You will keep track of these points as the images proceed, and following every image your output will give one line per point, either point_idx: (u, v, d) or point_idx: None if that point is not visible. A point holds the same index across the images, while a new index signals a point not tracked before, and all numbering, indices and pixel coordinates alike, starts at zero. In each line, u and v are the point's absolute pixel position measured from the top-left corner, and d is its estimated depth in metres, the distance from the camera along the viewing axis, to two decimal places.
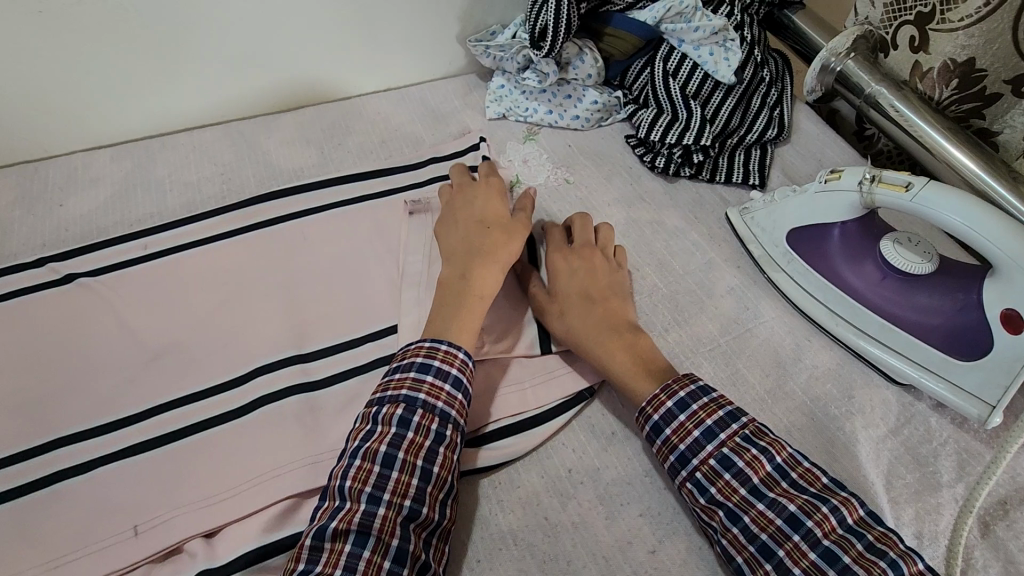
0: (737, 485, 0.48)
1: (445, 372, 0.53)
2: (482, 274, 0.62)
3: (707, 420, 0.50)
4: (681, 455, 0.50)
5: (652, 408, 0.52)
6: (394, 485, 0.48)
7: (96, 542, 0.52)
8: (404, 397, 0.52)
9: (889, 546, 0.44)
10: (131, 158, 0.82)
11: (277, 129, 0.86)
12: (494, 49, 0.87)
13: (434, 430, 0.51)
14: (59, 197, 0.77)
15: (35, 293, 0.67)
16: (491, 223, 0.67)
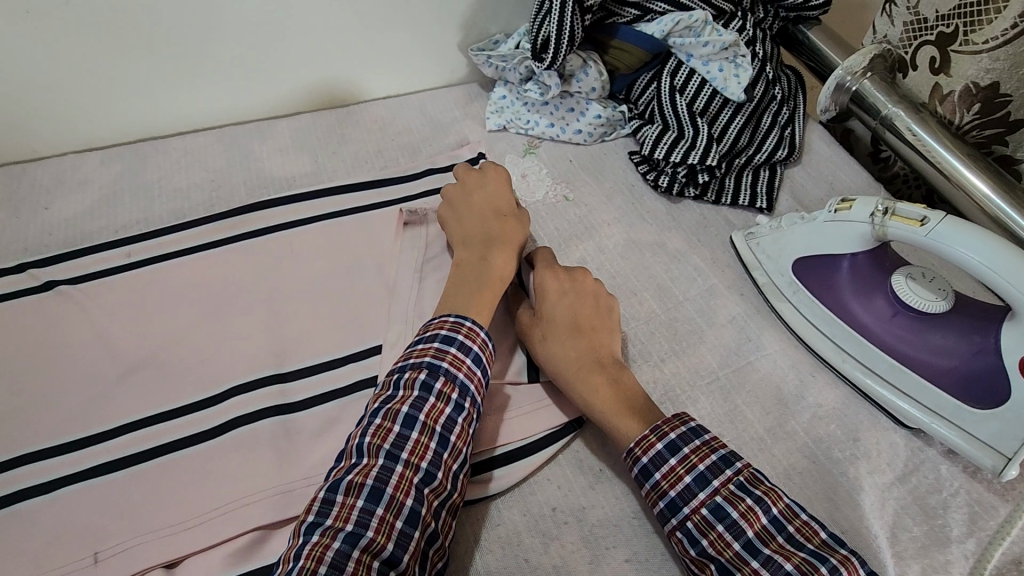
0: (730, 539, 0.45)
1: (468, 346, 0.54)
2: (499, 258, 0.63)
3: (699, 464, 0.48)
4: (671, 502, 0.48)
5: (640, 449, 0.50)
6: (412, 447, 0.49)
7: (53, 569, 0.49)
8: (427, 364, 0.52)
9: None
10: (122, 162, 0.80)
11: (271, 135, 0.84)
12: (497, 58, 0.85)
13: (454, 399, 0.51)
14: (45, 199, 0.76)
15: (12, 300, 0.65)
16: (503, 210, 0.68)
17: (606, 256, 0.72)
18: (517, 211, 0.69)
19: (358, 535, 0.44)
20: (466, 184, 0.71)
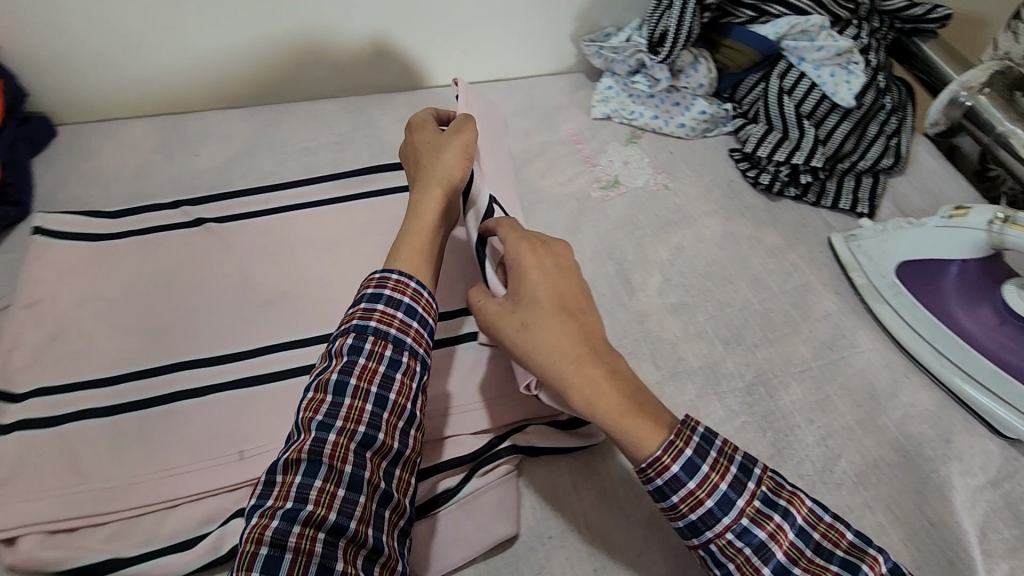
0: (759, 563, 0.43)
1: (397, 300, 0.51)
2: (420, 203, 0.58)
3: (722, 484, 0.43)
4: (692, 526, 0.44)
5: (654, 473, 0.44)
6: (347, 414, 0.46)
7: (208, 461, 0.56)
8: (354, 327, 0.49)
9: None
10: (258, 119, 0.87)
11: (390, 107, 0.91)
12: (608, 49, 0.88)
13: (388, 356, 0.48)
14: (193, 147, 0.84)
15: (169, 231, 0.73)
16: (422, 151, 0.62)
17: (703, 245, 0.74)
18: (441, 139, 0.62)
19: (297, 510, 0.42)
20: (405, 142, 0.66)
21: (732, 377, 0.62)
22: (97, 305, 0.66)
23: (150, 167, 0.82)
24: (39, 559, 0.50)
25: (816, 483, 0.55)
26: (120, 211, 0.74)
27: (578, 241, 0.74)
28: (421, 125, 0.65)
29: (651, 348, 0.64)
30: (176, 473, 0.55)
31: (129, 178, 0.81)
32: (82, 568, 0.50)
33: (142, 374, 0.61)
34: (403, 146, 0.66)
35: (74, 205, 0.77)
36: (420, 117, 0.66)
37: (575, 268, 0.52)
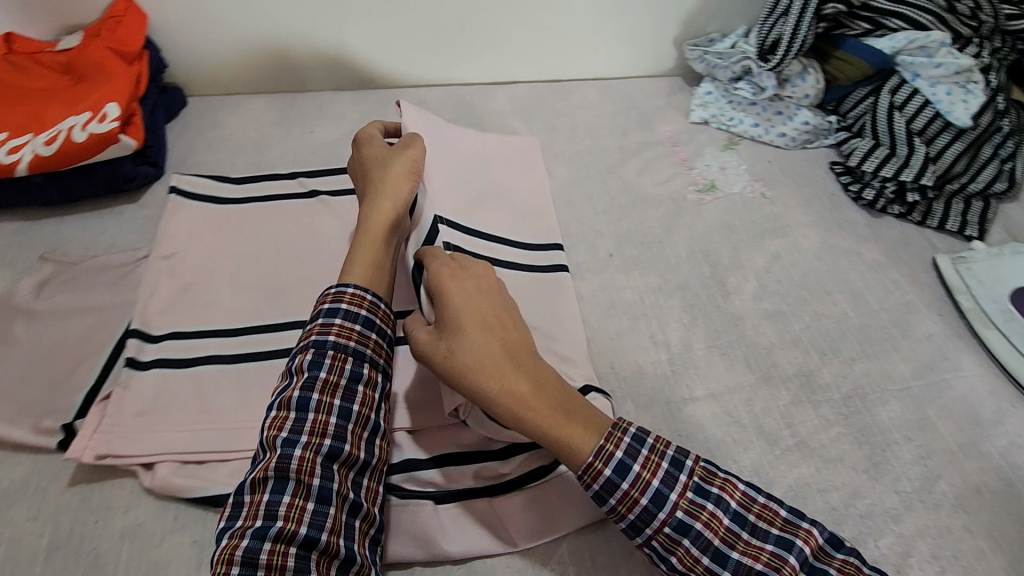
0: (698, 553, 0.46)
1: (354, 313, 0.53)
2: (367, 220, 0.58)
3: (653, 481, 0.46)
4: (632, 525, 0.47)
5: (590, 478, 0.47)
6: (312, 428, 0.48)
7: None
8: (313, 343, 0.51)
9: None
10: (369, 103, 0.93)
11: (494, 99, 0.94)
12: (711, 56, 0.89)
13: (348, 369, 0.51)
14: (310, 125, 0.90)
15: (286, 200, 0.78)
16: (371, 164, 0.62)
17: (800, 255, 0.74)
18: (389, 154, 0.62)
19: (268, 526, 0.44)
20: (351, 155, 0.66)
21: (828, 387, 0.62)
22: (223, 263, 0.72)
23: (270, 140, 0.88)
24: (175, 485, 0.55)
25: (914, 500, 0.55)
26: (245, 178, 0.81)
27: (674, 241, 0.76)
28: (369, 139, 0.65)
29: (745, 351, 0.65)
30: None
31: (251, 149, 0.87)
32: (209, 498, 0.55)
33: (261, 328, 0.66)
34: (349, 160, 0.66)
35: (203, 170, 0.84)
36: (370, 129, 0.67)
37: (499, 288, 0.54)
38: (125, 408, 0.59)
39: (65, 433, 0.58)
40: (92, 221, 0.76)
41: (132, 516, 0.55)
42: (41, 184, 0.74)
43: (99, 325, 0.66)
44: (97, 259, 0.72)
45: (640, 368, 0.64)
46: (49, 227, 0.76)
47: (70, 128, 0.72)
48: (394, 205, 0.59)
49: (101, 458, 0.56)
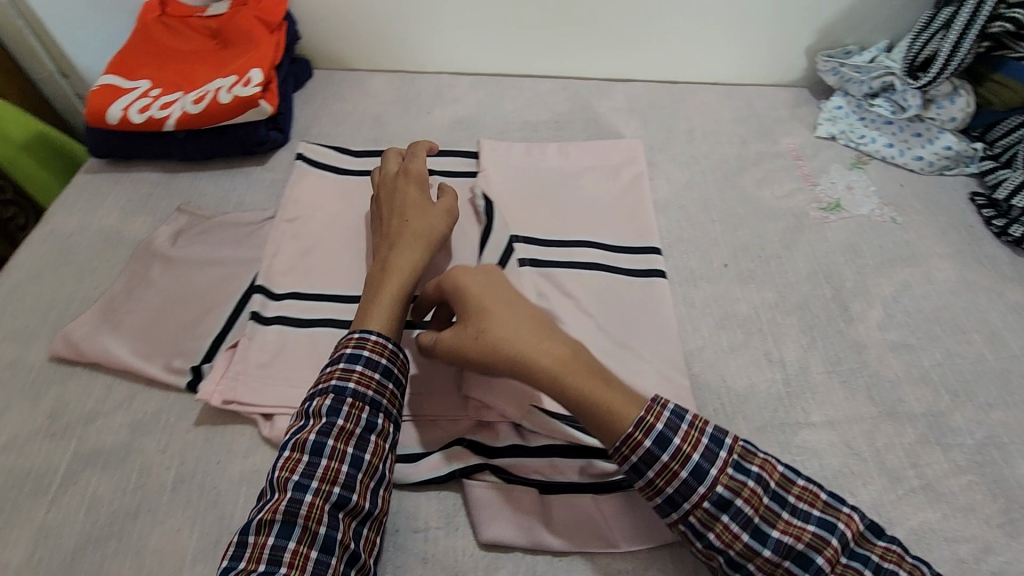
0: (737, 530, 0.46)
1: (375, 361, 0.54)
2: (396, 261, 0.60)
3: (694, 455, 0.47)
4: (669, 499, 0.48)
5: (629, 450, 0.48)
6: (323, 474, 0.48)
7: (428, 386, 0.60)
8: (333, 388, 0.52)
9: (896, 565, 0.45)
10: (485, 89, 0.94)
11: (610, 96, 0.93)
12: (848, 68, 0.85)
13: (364, 418, 0.52)
14: (427, 107, 0.92)
15: None
16: (409, 208, 0.65)
17: (934, 287, 0.69)
18: (424, 204, 0.66)
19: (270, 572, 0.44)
20: (383, 188, 0.69)
21: (960, 431, 0.58)
22: (342, 231, 0.74)
23: (389, 118, 0.90)
24: None
25: None
26: (364, 152, 0.83)
27: (793, 257, 0.72)
28: (407, 178, 0.68)
29: (868, 382, 0.62)
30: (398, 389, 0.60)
31: (370, 125, 0.89)
32: None
33: None
34: (377, 195, 0.69)
35: (325, 140, 0.87)
36: (406, 168, 0.69)
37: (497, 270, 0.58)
38: (250, 358, 0.61)
39: (194, 375, 0.61)
40: (224, 179, 0.81)
41: (249, 462, 0.57)
42: (183, 139, 0.79)
43: (227, 278, 0.69)
44: (228, 216, 0.75)
45: (754, 384, 0.62)
46: (185, 182, 0.80)
47: (218, 90, 0.76)
48: (422, 254, 0.61)
49: (227, 402, 0.59)
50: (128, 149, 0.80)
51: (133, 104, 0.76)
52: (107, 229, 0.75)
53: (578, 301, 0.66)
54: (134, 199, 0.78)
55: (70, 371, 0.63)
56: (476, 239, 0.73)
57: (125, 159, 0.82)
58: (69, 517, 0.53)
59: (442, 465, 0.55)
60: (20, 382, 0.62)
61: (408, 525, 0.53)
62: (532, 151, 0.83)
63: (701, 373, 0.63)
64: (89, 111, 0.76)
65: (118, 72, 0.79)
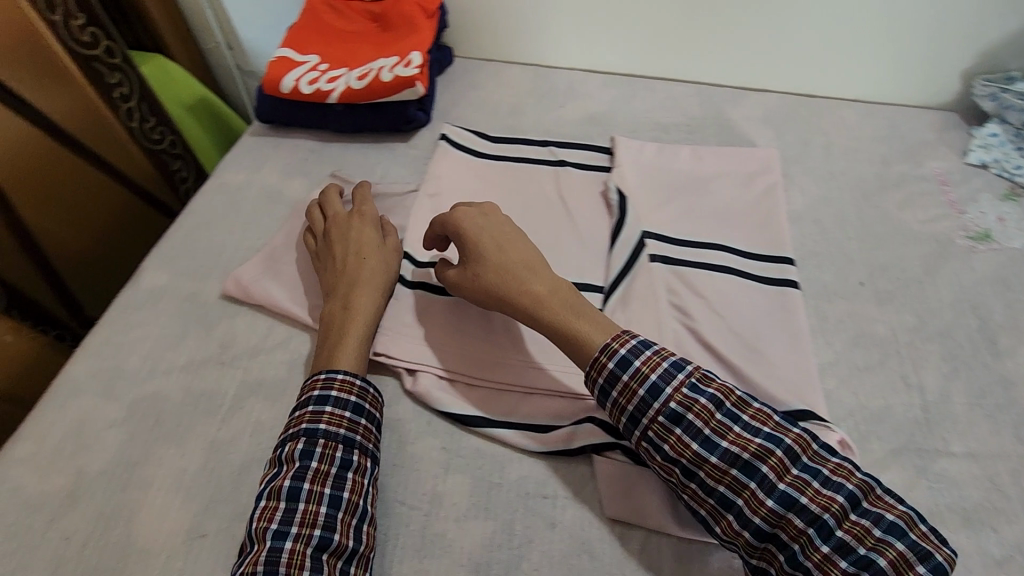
0: (688, 440, 0.51)
1: (344, 400, 0.56)
2: (358, 302, 0.63)
3: (652, 375, 0.53)
4: (631, 417, 0.54)
5: (596, 372, 0.55)
6: (301, 519, 0.50)
7: (562, 366, 0.61)
8: (304, 432, 0.54)
9: (845, 478, 0.48)
10: (617, 88, 0.96)
11: (744, 104, 0.92)
12: (1010, 94, 0.82)
13: (338, 457, 0.54)
14: (561, 100, 0.94)
15: (534, 164, 0.83)
16: (364, 248, 0.67)
17: None
18: (377, 241, 0.68)
19: None
20: (336, 225, 0.70)
21: None
22: None
23: (524, 108, 0.93)
24: (433, 396, 0.61)
25: None
26: (500, 138, 0.86)
27: (936, 284, 0.70)
28: (360, 217, 0.70)
29: (1015, 419, 0.59)
30: (534, 366, 0.62)
31: (506, 114, 0.93)
32: (459, 416, 0.60)
33: None
34: (327, 229, 0.70)
35: (463, 124, 0.91)
36: (359, 209, 0.71)
37: (501, 216, 0.65)
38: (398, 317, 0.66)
39: None
40: (371, 152, 0.87)
41: (394, 410, 0.62)
42: (341, 111, 0.85)
43: None
44: (377, 186, 0.81)
45: (889, 406, 0.61)
46: (336, 150, 0.87)
47: (380, 69, 0.82)
48: (378, 296, 0.64)
49: (376, 354, 0.64)
50: (290, 116, 0.87)
51: (303, 76, 0.84)
52: (269, 187, 0.82)
53: (710, 302, 0.67)
54: (291, 162, 0.85)
55: (238, 309, 0.70)
56: (607, 232, 0.75)
57: (284, 125, 0.89)
58: (237, 437, 0.60)
59: (572, 439, 0.58)
60: (196, 314, 0.69)
61: (538, 490, 0.56)
62: (665, 152, 0.83)
63: (834, 388, 0.62)
64: (267, 80, 0.84)
65: (291, 46, 0.87)
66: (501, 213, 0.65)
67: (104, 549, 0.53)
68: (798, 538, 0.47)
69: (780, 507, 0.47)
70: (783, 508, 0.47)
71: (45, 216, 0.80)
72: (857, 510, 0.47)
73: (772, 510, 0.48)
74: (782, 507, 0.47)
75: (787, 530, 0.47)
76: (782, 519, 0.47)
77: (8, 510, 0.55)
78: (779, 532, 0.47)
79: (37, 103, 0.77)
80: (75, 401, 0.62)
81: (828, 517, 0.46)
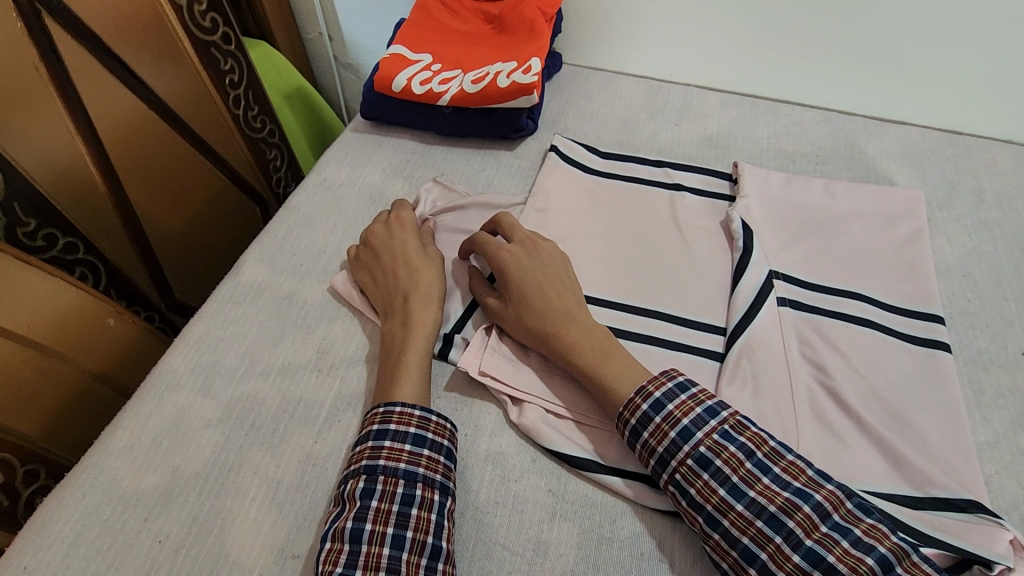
0: (715, 486, 0.49)
1: (403, 433, 0.53)
2: (418, 318, 0.61)
3: (684, 419, 0.51)
4: (660, 459, 0.52)
5: (628, 413, 0.53)
6: (365, 561, 0.47)
7: None
8: (364, 468, 0.51)
9: (877, 541, 0.45)
10: (738, 108, 0.89)
11: (880, 137, 0.84)
12: None
13: (399, 493, 0.50)
14: (676, 117, 0.88)
15: (647, 185, 0.77)
16: (412, 261, 0.66)
17: None
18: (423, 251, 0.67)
19: None
20: (376, 238, 0.68)
21: None
22: (591, 231, 0.73)
23: (637, 123, 0.88)
24: (540, 431, 0.57)
25: None
26: (611, 154, 0.81)
27: None
28: (398, 224, 0.69)
29: None
30: None
31: (616, 127, 0.87)
32: (568, 457, 0.56)
33: (626, 308, 0.66)
34: (366, 243, 0.69)
35: (571, 135, 0.86)
36: (395, 217, 0.70)
37: (552, 254, 0.64)
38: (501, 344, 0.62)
39: (445, 343, 0.63)
40: (475, 158, 0.83)
41: (496, 442, 0.58)
42: (449, 114, 0.82)
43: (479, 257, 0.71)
44: (483, 196, 0.77)
45: None
46: (440, 154, 0.83)
47: (498, 74, 0.79)
48: (432, 311, 0.63)
49: (481, 375, 0.60)
50: (397, 115, 0.84)
51: (416, 75, 0.81)
52: (370, 187, 0.80)
53: (848, 358, 0.61)
54: (394, 163, 0.82)
55: (337, 313, 0.67)
56: (728, 267, 0.69)
57: (388, 123, 0.87)
58: (334, 452, 0.57)
59: None
60: (295, 315, 0.67)
61: (654, 553, 0.52)
62: (793, 184, 0.76)
63: (994, 474, 0.55)
64: (378, 77, 0.82)
65: (404, 42, 0.85)
66: (546, 244, 0.64)
67: (196, 559, 0.51)
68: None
69: (807, 565, 0.44)
70: (810, 566, 0.44)
71: (153, 200, 0.79)
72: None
73: (797, 567, 0.45)
74: (808, 565, 0.44)
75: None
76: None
77: (105, 503, 0.54)
78: None
79: (154, 85, 0.76)
80: (172, 395, 0.61)
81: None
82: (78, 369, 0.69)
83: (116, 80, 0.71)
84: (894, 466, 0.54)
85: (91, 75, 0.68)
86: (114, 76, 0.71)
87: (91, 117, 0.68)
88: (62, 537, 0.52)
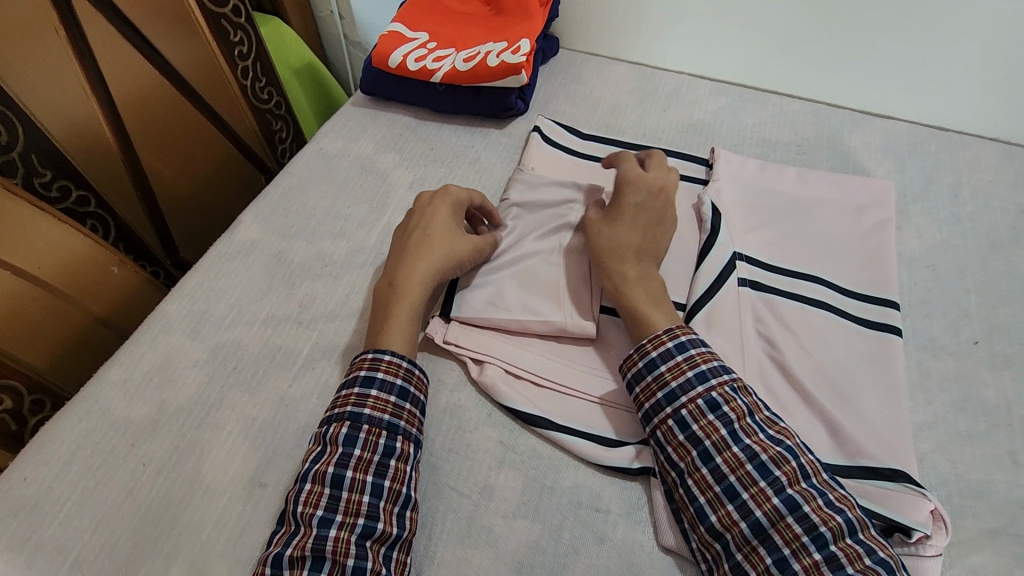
0: (717, 427, 0.52)
1: (390, 383, 0.56)
2: (411, 270, 0.63)
3: (702, 365, 0.55)
4: (670, 393, 0.55)
5: (652, 346, 0.57)
6: (346, 507, 0.50)
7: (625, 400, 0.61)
8: (349, 415, 0.54)
9: (847, 507, 0.48)
10: (725, 98, 0.91)
11: (863, 130, 0.86)
12: None
13: (382, 444, 0.53)
14: (665, 104, 0.91)
15: None
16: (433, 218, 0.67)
17: None
18: (453, 226, 0.67)
19: None
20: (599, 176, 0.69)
21: None
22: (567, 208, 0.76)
23: (625, 108, 0.90)
24: (497, 389, 0.61)
25: None
26: (593, 136, 0.84)
27: None
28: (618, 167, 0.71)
29: None
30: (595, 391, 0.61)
31: (605, 111, 0.90)
32: (523, 414, 0.60)
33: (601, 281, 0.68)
34: (410, 210, 0.70)
35: (560, 117, 0.89)
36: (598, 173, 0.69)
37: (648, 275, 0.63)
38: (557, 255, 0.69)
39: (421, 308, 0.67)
40: (464, 134, 0.86)
41: (455, 396, 0.62)
42: (442, 92, 0.86)
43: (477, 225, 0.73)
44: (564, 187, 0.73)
45: (991, 481, 0.56)
46: (432, 130, 0.87)
47: (488, 53, 0.83)
48: (432, 270, 0.63)
49: (445, 342, 0.64)
50: (393, 91, 0.88)
51: (411, 53, 0.85)
52: (363, 158, 0.83)
53: (800, 338, 0.63)
54: (387, 136, 0.86)
55: (321, 272, 0.72)
56: (696, 246, 0.72)
57: (384, 99, 0.91)
58: (306, 395, 0.62)
59: (635, 458, 0.57)
60: (282, 273, 0.71)
61: (591, 502, 0.55)
62: (767, 171, 0.78)
63: (929, 453, 0.58)
64: (376, 53, 0.86)
65: (403, 21, 0.89)
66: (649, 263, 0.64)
67: (176, 480, 0.56)
68: (792, 544, 0.47)
69: (783, 508, 0.48)
70: (786, 511, 0.48)
71: (162, 164, 0.84)
72: (853, 536, 0.47)
73: (774, 509, 0.48)
74: (785, 509, 0.48)
75: (783, 532, 0.47)
76: (781, 521, 0.47)
77: (98, 429, 0.59)
78: (774, 534, 0.47)
79: (168, 55, 0.82)
80: (164, 337, 0.66)
81: (826, 530, 0.46)
82: (85, 312, 0.75)
83: (132, 48, 0.77)
84: (832, 437, 0.56)
85: (108, 42, 0.73)
86: (132, 47, 0.77)
87: (107, 83, 0.74)
88: (58, 453, 0.58)
